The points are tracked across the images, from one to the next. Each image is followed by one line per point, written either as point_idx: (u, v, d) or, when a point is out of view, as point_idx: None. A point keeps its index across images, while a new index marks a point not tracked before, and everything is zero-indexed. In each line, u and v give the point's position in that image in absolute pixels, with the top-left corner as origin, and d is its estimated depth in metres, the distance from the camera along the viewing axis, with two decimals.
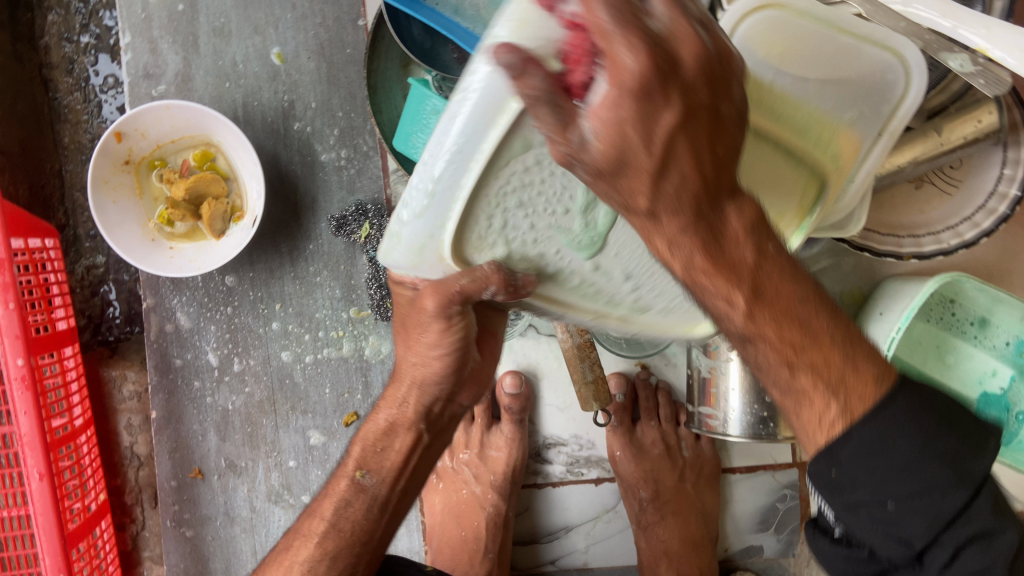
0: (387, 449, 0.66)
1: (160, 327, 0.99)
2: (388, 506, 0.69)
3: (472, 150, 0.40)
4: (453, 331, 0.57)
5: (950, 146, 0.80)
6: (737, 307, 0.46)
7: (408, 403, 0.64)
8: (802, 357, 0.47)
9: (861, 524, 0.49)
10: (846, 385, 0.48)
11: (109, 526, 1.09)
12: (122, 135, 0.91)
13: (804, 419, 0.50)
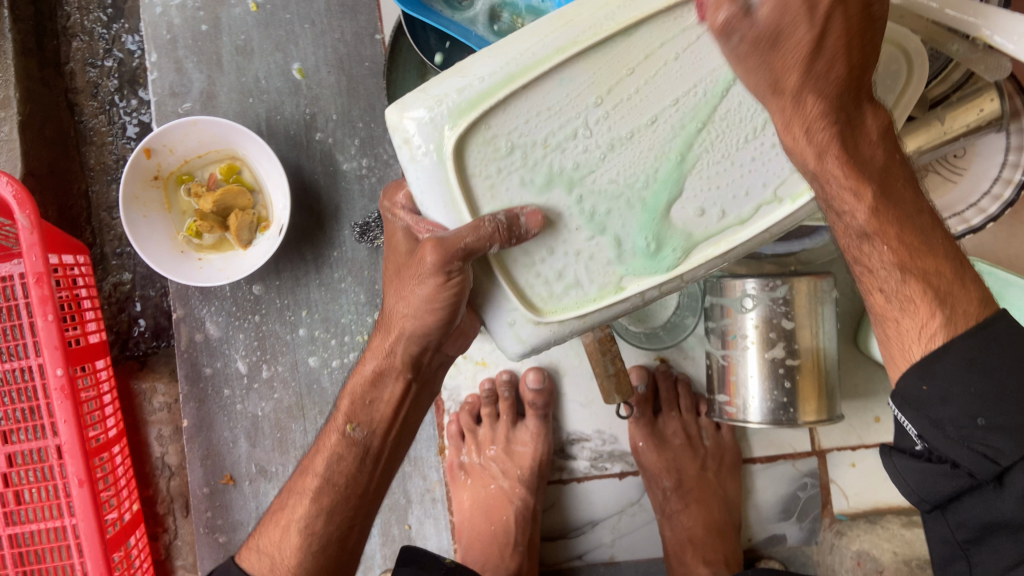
0: (375, 400, 0.72)
1: (190, 337, 1.02)
2: (381, 455, 0.74)
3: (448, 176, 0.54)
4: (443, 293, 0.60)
5: (955, 133, 0.82)
6: (866, 206, 0.53)
7: (393, 351, 0.69)
8: (918, 262, 0.55)
9: (946, 441, 0.53)
10: (953, 299, 0.54)
11: (142, 536, 1.11)
12: (152, 151, 0.94)
13: (906, 332, 0.56)
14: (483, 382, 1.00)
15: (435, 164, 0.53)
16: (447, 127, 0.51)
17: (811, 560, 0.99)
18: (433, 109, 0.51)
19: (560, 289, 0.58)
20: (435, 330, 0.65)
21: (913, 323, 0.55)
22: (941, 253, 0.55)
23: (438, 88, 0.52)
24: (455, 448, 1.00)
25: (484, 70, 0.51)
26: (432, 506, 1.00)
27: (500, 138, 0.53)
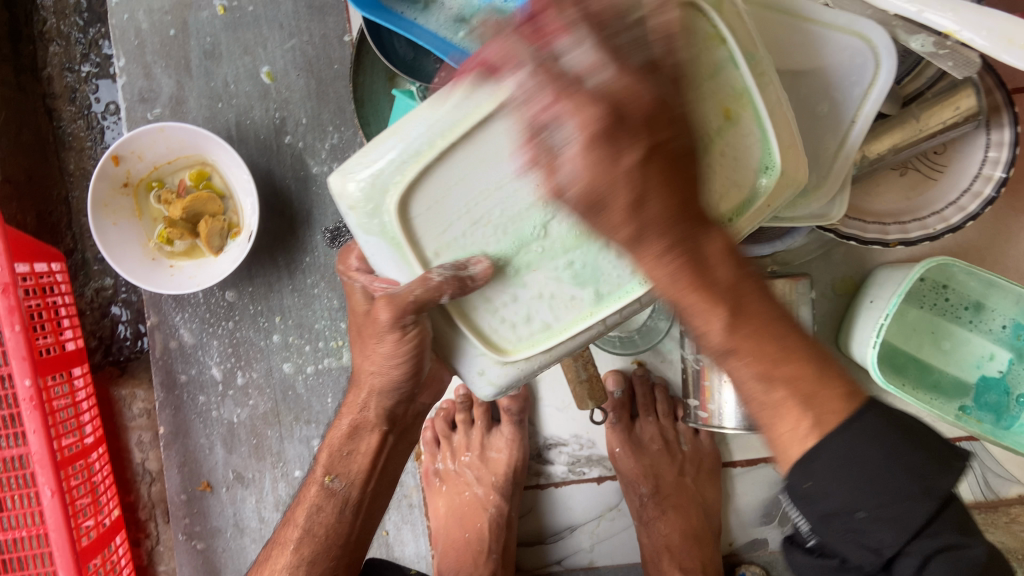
0: (353, 452, 0.73)
1: (165, 344, 1.02)
2: (361, 506, 0.75)
3: (383, 234, 0.54)
4: (406, 341, 0.62)
5: (931, 131, 0.80)
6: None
7: (367, 408, 0.71)
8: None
9: (835, 538, 0.49)
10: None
11: (123, 542, 1.11)
12: (120, 159, 0.93)
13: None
14: (459, 387, 0.99)
15: (377, 227, 0.54)
16: (391, 186, 0.52)
17: None
18: (381, 167, 0.52)
19: (525, 330, 0.58)
20: (405, 382, 0.67)
21: (786, 427, 0.49)
22: (799, 355, 0.50)
23: (377, 151, 0.52)
24: (430, 455, 1.00)
25: (416, 132, 0.51)
26: (409, 512, 0.99)
27: (428, 202, 0.53)
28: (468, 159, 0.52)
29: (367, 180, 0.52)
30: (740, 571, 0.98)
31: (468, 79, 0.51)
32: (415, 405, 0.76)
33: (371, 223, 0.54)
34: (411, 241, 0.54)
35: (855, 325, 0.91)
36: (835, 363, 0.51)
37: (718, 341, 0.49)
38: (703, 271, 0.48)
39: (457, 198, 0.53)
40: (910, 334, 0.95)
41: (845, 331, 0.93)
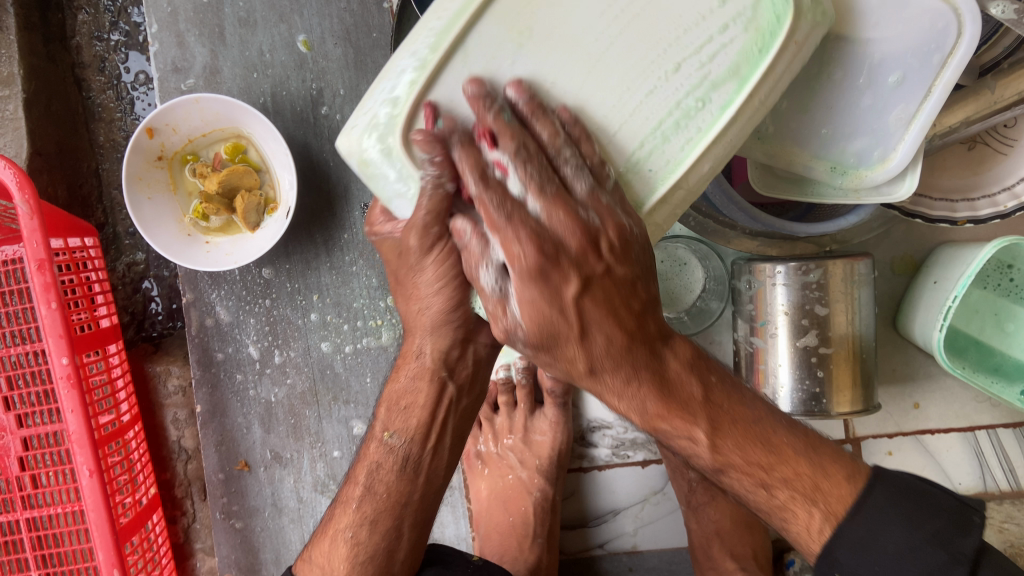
0: (410, 406, 0.69)
1: (201, 322, 0.99)
2: (420, 467, 0.71)
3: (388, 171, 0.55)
4: (447, 259, 0.59)
5: (1006, 103, 0.74)
6: (703, 444, 0.58)
7: (424, 353, 0.67)
8: (776, 473, 0.57)
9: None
10: (823, 490, 0.57)
11: (160, 520, 1.10)
12: (154, 131, 0.90)
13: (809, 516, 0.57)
14: (500, 368, 0.97)
15: (384, 165, 0.55)
16: (386, 127, 0.53)
17: None
18: (382, 107, 0.54)
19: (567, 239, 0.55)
20: (455, 313, 0.63)
21: (799, 526, 0.57)
22: (790, 456, 0.58)
23: (375, 98, 0.54)
24: (472, 437, 0.98)
25: (402, 66, 0.53)
26: (449, 495, 0.97)
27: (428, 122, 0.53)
28: (458, 74, 0.52)
29: (369, 122, 0.54)
30: (788, 559, 0.95)
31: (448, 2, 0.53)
32: (474, 348, 0.68)
33: (378, 161, 0.55)
34: (414, 163, 0.53)
35: (916, 307, 0.88)
36: (825, 449, 0.59)
37: (707, 460, 0.59)
38: (668, 391, 0.58)
39: (457, 112, 0.53)
40: (972, 316, 0.92)
41: (904, 314, 0.90)
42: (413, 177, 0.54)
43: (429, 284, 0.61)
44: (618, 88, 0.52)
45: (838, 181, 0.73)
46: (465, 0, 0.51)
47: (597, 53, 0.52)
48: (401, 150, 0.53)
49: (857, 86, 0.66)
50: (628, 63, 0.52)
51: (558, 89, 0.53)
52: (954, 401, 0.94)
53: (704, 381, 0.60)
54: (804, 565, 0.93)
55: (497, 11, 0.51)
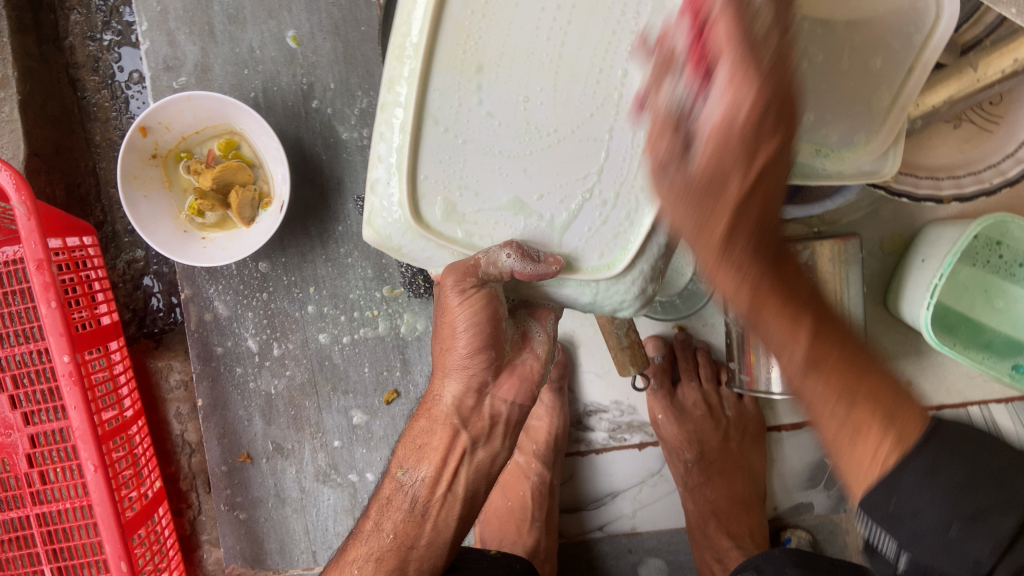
0: (425, 446, 0.72)
1: (200, 317, 1.01)
2: (430, 513, 0.73)
3: (424, 249, 0.61)
4: (477, 308, 0.64)
5: (989, 81, 0.75)
6: (806, 349, 0.49)
7: (442, 397, 0.71)
8: (835, 363, 0.49)
9: (929, 551, 0.48)
10: (895, 418, 0.49)
11: (167, 512, 1.12)
12: (148, 129, 0.91)
13: (857, 454, 0.50)
14: None
15: (419, 245, 0.61)
16: (401, 214, 0.59)
17: (840, 527, 0.98)
18: (388, 205, 0.60)
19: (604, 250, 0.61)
20: (479, 355, 0.67)
21: (864, 446, 0.49)
22: (869, 370, 0.50)
23: (378, 192, 0.60)
24: None
25: (383, 152, 0.59)
26: None
27: (429, 176, 0.58)
28: (436, 134, 0.57)
29: (394, 225, 0.60)
30: (785, 537, 0.97)
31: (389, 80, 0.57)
32: (492, 400, 0.71)
33: (413, 245, 0.61)
34: (445, 238, 0.60)
35: (905, 285, 0.88)
36: (897, 398, 0.49)
37: (796, 367, 0.50)
38: (783, 271, 0.48)
39: (457, 168, 0.58)
40: (962, 293, 0.92)
41: (894, 291, 0.91)
42: (466, 255, 0.61)
43: (456, 327, 0.66)
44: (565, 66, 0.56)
45: (821, 162, 0.71)
46: (410, 65, 0.56)
47: (555, 55, 0.55)
48: (420, 231, 0.59)
49: (839, 66, 0.66)
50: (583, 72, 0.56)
51: (537, 101, 0.56)
52: (945, 377, 0.95)
53: (759, 278, 0.47)
54: (800, 543, 0.95)
55: (443, 60, 0.56)
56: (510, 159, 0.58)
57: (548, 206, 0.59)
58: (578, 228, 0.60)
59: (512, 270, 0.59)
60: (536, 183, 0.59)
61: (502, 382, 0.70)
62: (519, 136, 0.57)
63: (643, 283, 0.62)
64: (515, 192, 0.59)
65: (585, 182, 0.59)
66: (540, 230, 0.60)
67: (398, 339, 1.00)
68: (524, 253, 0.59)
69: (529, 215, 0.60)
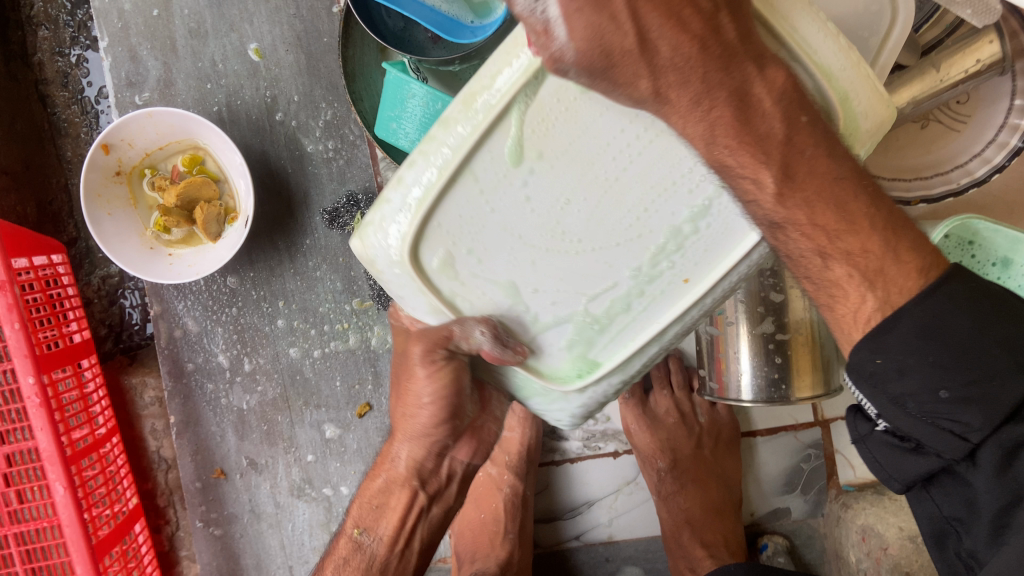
0: (383, 505, 0.74)
1: (170, 334, 1.00)
2: (386, 569, 0.74)
3: (396, 277, 0.60)
4: (441, 380, 0.65)
5: (952, 81, 0.74)
6: (769, 190, 0.53)
7: (399, 460, 0.72)
8: (840, 244, 0.54)
9: (908, 419, 0.54)
10: (886, 277, 0.54)
11: (144, 529, 1.11)
12: (110, 147, 0.90)
13: (844, 319, 0.57)
14: None
15: (398, 279, 0.60)
16: (400, 254, 0.58)
17: (818, 532, 0.97)
18: (387, 240, 0.58)
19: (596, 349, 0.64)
20: (437, 427, 0.68)
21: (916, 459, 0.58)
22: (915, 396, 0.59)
23: (384, 212, 0.58)
24: None
25: (412, 183, 0.56)
26: None
27: (441, 224, 0.58)
28: (470, 190, 0.57)
29: (387, 252, 0.59)
30: (762, 544, 0.95)
31: (453, 115, 0.55)
32: (450, 462, 0.73)
33: (392, 270, 0.59)
34: (431, 285, 0.60)
35: None
36: None
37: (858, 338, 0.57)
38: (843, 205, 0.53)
39: (472, 230, 0.58)
40: None
41: None
42: (445, 314, 0.61)
43: (419, 395, 0.67)
44: (629, 211, 0.59)
45: None
46: (474, 127, 0.54)
47: (612, 175, 0.57)
48: (413, 272, 0.59)
49: None
50: (625, 203, 0.58)
51: (574, 207, 0.58)
52: None
53: (792, 119, 0.50)
54: (777, 549, 0.94)
55: (505, 125, 0.55)
56: (528, 245, 0.60)
57: (540, 303, 0.62)
58: (557, 331, 0.63)
59: (482, 348, 0.61)
60: (537, 277, 0.61)
61: (459, 445, 0.72)
62: (542, 232, 0.59)
63: (589, 408, 0.67)
64: (515, 278, 0.61)
65: (586, 296, 0.62)
66: (519, 318, 0.63)
67: (370, 351, 1.00)
68: (497, 334, 0.61)
69: (518, 305, 0.62)
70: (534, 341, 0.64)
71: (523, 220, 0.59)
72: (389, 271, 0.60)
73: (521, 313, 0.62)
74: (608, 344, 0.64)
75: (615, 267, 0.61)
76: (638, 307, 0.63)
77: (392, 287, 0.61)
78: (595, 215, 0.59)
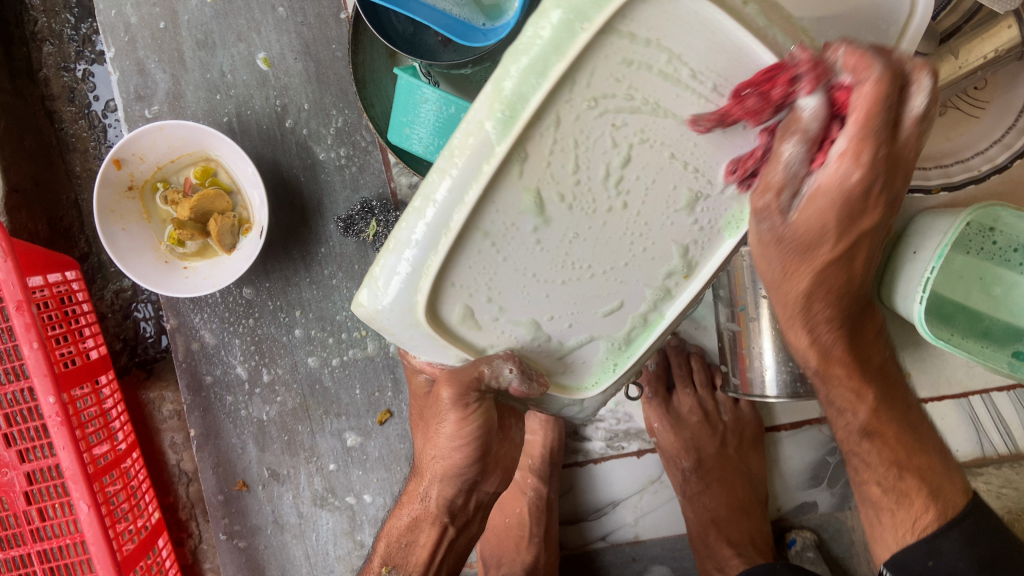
0: (412, 543, 0.74)
1: (187, 347, 0.99)
2: None
3: (416, 331, 0.57)
4: (470, 423, 0.64)
5: (970, 68, 0.74)
6: (866, 404, 0.65)
7: (429, 497, 0.71)
8: (910, 460, 0.66)
9: None
10: (941, 490, 0.66)
11: (167, 543, 1.10)
12: (121, 162, 0.90)
13: (899, 521, 0.66)
14: None
15: (419, 333, 0.57)
16: (413, 305, 0.54)
17: (845, 525, 0.96)
18: (385, 298, 0.54)
19: (607, 355, 0.65)
20: (469, 467, 0.67)
21: (906, 514, 0.65)
22: (926, 449, 0.67)
23: (383, 274, 0.53)
24: None
25: (409, 248, 0.52)
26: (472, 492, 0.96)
27: (453, 274, 0.54)
28: (480, 245, 0.52)
29: (397, 308, 0.54)
30: (790, 539, 0.95)
31: (444, 166, 0.49)
32: (477, 495, 0.72)
33: (413, 329, 0.56)
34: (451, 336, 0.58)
35: (898, 277, 0.86)
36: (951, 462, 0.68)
37: (860, 419, 0.66)
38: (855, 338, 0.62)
39: (484, 279, 0.55)
40: (957, 282, 0.90)
41: (887, 284, 0.89)
42: (468, 358, 0.60)
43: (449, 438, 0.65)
44: (635, 231, 0.55)
45: None
46: (473, 174, 0.48)
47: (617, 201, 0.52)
48: (434, 330, 0.56)
49: None
50: (630, 223, 0.54)
51: (583, 238, 0.54)
52: (944, 368, 0.93)
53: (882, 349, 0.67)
54: (805, 544, 0.94)
55: (508, 175, 0.49)
56: (539, 281, 0.56)
57: (558, 327, 0.60)
58: (582, 349, 0.63)
59: (511, 384, 0.60)
60: (550, 307, 0.58)
61: (487, 479, 0.71)
62: (552, 266, 0.55)
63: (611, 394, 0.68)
64: (533, 313, 0.58)
65: (601, 315, 0.60)
66: (545, 347, 0.62)
67: (389, 357, 0.99)
68: (524, 369, 0.60)
69: (540, 336, 0.60)
70: (560, 360, 0.63)
71: (530, 259, 0.54)
72: (403, 332, 0.57)
73: (543, 339, 0.61)
74: (627, 336, 0.63)
75: (630, 285, 0.59)
76: (648, 312, 0.62)
77: (403, 340, 0.58)
78: (605, 244, 0.55)
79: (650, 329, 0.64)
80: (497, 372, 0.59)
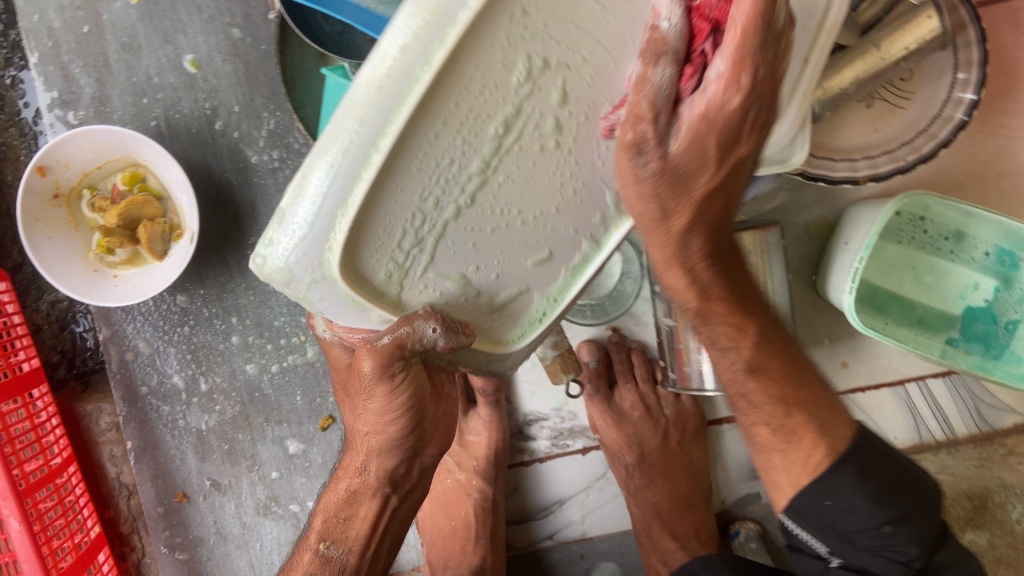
0: (352, 517, 0.72)
1: (121, 357, 0.97)
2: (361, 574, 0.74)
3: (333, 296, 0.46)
4: (398, 393, 0.62)
5: (893, 60, 0.74)
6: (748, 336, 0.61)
7: (369, 471, 0.69)
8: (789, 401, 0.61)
9: (859, 552, 0.58)
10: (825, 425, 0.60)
11: (109, 557, 1.08)
12: (45, 169, 0.87)
13: (792, 463, 0.59)
14: None
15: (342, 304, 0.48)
16: (327, 256, 0.43)
17: None
18: (297, 249, 0.42)
19: (528, 321, 0.62)
20: (405, 438, 0.66)
21: (797, 455, 0.59)
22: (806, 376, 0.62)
23: (284, 228, 0.42)
24: None
25: (318, 182, 0.40)
26: None
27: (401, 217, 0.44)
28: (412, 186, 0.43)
29: (313, 261, 0.43)
30: (734, 530, 0.96)
31: (364, 96, 0.39)
32: (421, 459, 0.72)
33: (329, 295, 0.46)
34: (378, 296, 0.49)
35: (832, 269, 0.87)
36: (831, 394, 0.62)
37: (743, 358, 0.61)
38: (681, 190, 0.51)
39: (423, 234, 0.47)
40: (890, 272, 0.91)
41: (823, 274, 0.89)
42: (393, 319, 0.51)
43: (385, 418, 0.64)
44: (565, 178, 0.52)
45: None
46: (398, 100, 0.39)
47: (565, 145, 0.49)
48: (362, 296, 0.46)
49: None
50: (563, 162, 0.51)
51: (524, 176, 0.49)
52: (881, 357, 0.94)
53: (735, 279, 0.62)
54: (749, 535, 0.94)
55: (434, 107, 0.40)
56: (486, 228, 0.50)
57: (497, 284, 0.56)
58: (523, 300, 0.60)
59: (438, 344, 0.52)
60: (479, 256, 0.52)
61: (428, 442, 0.70)
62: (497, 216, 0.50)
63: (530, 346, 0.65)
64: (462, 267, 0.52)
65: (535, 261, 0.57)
66: (475, 300, 0.56)
67: (328, 363, 0.97)
68: (449, 325, 0.52)
69: (469, 291, 0.54)
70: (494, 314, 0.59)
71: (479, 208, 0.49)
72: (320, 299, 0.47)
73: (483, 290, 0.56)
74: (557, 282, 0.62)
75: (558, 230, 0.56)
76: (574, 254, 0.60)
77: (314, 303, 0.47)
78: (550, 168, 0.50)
79: (575, 268, 0.62)
80: (422, 331, 0.51)
